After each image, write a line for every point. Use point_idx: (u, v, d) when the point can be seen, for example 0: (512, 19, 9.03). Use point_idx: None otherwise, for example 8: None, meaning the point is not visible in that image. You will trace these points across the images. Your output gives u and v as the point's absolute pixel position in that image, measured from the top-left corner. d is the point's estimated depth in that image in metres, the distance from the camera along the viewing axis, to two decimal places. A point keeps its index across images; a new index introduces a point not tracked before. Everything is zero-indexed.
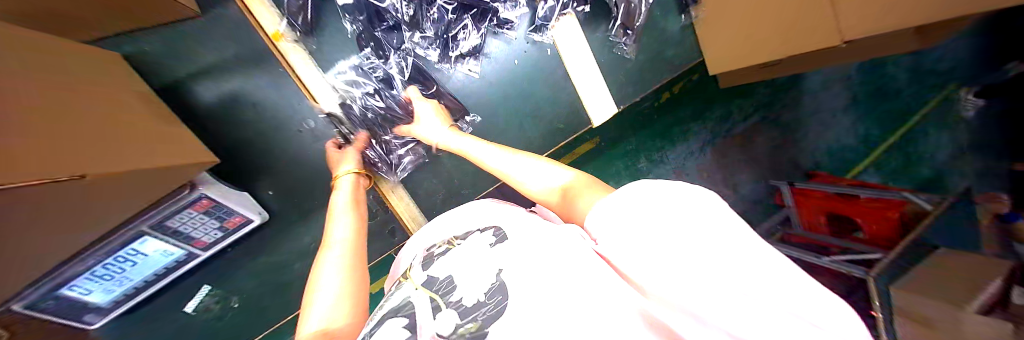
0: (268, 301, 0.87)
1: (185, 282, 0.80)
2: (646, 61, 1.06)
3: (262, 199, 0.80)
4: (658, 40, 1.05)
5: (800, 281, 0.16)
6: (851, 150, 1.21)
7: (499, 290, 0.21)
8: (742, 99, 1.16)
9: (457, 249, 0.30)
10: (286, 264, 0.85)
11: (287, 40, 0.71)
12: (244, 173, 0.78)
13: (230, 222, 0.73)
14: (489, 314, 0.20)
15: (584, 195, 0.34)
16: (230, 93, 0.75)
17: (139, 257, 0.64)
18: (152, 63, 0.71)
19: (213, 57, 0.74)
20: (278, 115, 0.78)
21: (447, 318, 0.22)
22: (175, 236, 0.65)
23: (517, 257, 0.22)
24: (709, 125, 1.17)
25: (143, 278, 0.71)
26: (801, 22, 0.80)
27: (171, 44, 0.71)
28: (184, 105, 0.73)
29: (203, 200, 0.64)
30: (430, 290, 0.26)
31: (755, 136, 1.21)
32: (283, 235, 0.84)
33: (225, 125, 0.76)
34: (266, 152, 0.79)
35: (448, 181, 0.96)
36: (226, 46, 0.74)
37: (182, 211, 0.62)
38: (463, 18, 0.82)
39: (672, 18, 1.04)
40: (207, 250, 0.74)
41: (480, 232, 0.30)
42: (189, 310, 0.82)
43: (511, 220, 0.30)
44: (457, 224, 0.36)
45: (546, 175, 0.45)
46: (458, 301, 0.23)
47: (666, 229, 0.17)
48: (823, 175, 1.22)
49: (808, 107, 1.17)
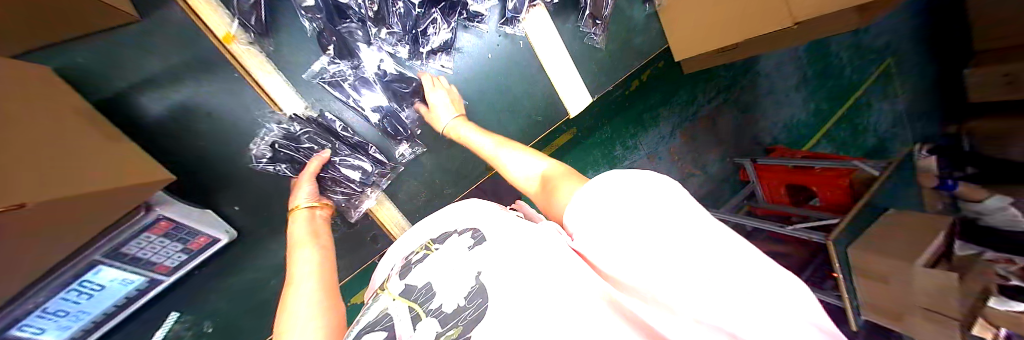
0: (244, 319, 0.87)
1: (149, 313, 0.76)
2: (617, 50, 1.07)
3: (227, 214, 0.77)
4: (625, 27, 1.06)
5: (770, 270, 0.17)
6: (804, 123, 1.51)
7: (480, 292, 0.22)
8: (707, 82, 1.27)
9: (435, 253, 0.33)
10: (264, 280, 0.86)
11: (244, 43, 0.69)
12: (205, 189, 0.74)
13: (196, 243, 0.70)
14: (472, 318, 0.20)
15: (562, 185, 0.34)
16: (182, 103, 0.70)
17: (94, 290, 0.59)
18: (87, 75, 0.63)
19: (159, 65, 0.67)
20: (239, 126, 0.75)
21: (428, 325, 0.24)
22: (134, 263, 0.62)
23: (497, 258, 0.23)
24: (675, 109, 1.26)
25: (103, 311, 0.65)
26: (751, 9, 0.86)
27: (106, 53, 0.64)
28: (131, 119, 0.66)
29: (161, 221, 0.61)
30: (410, 298, 0.29)
31: (718, 117, 1.34)
32: (256, 249, 0.83)
33: (181, 139, 0.71)
34: (229, 164, 0.75)
35: (430, 182, 0.95)
36: (172, 53, 0.68)
37: (138, 235, 0.59)
38: (431, 12, 0.80)
39: (637, 5, 1.06)
40: (173, 274, 0.71)
41: (457, 235, 0.33)
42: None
43: (487, 221, 0.31)
44: (444, 223, 0.39)
45: (527, 164, 0.47)
46: (438, 308, 0.25)
47: (638, 221, 0.18)
48: (783, 149, 1.41)
49: (762, 89, 1.37)
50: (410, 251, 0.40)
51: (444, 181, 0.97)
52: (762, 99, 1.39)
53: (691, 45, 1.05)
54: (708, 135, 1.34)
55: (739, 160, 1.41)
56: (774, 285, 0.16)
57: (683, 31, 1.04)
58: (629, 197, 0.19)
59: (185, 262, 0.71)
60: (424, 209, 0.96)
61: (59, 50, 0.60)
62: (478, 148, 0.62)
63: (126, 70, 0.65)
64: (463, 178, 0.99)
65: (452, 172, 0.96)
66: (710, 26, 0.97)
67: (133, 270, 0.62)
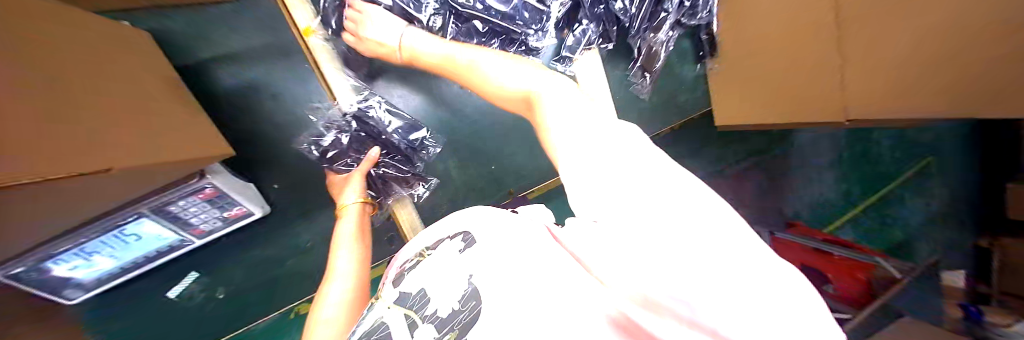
0: (252, 292, 0.92)
1: (173, 267, 0.86)
2: (660, 103, 1.11)
3: (265, 190, 0.86)
4: (673, 84, 1.10)
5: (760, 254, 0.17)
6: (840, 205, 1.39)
7: (472, 297, 0.23)
8: (738, 144, 1.23)
9: (426, 260, 0.35)
10: (281, 259, 0.92)
11: (319, 40, 0.77)
12: (253, 162, 0.84)
13: (231, 213, 0.79)
14: (465, 322, 0.21)
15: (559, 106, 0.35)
16: (249, 81, 0.82)
17: (134, 238, 0.69)
18: (172, 36, 0.79)
19: (241, 44, 0.81)
20: (293, 110, 0.85)
21: (425, 331, 0.26)
22: (172, 220, 0.70)
23: (489, 258, 0.24)
24: (701, 164, 1.21)
25: (134, 259, 0.75)
26: (799, 92, 0.84)
27: (193, 23, 0.80)
28: (202, 82, 0.80)
29: (208, 189, 0.69)
30: (405, 305, 0.31)
31: (746, 179, 1.28)
32: (280, 229, 0.90)
33: (246, 111, 0.83)
34: (278, 144, 0.85)
35: (453, 195, 0.99)
36: (258, 36, 0.82)
37: (186, 197, 0.67)
38: (492, 42, 0.88)
39: (684, 64, 1.10)
40: (202, 237, 0.81)
41: (449, 240, 0.35)
42: (171, 296, 0.87)
43: (478, 223, 0.32)
44: (447, 227, 0.38)
45: (528, 77, 0.49)
46: (433, 314, 0.26)
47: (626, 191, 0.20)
48: (802, 224, 1.30)
49: (796, 163, 1.30)
50: (407, 259, 0.42)
51: (467, 195, 1.00)
52: (797, 171, 1.31)
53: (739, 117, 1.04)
54: (736, 199, 1.28)
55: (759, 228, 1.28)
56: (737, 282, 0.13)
57: (733, 101, 1.03)
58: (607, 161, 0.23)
59: (217, 228, 0.81)
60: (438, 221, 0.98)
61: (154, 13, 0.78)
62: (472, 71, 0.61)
63: (208, 41, 0.80)
64: (485, 198, 1.01)
65: (477, 190, 1.00)
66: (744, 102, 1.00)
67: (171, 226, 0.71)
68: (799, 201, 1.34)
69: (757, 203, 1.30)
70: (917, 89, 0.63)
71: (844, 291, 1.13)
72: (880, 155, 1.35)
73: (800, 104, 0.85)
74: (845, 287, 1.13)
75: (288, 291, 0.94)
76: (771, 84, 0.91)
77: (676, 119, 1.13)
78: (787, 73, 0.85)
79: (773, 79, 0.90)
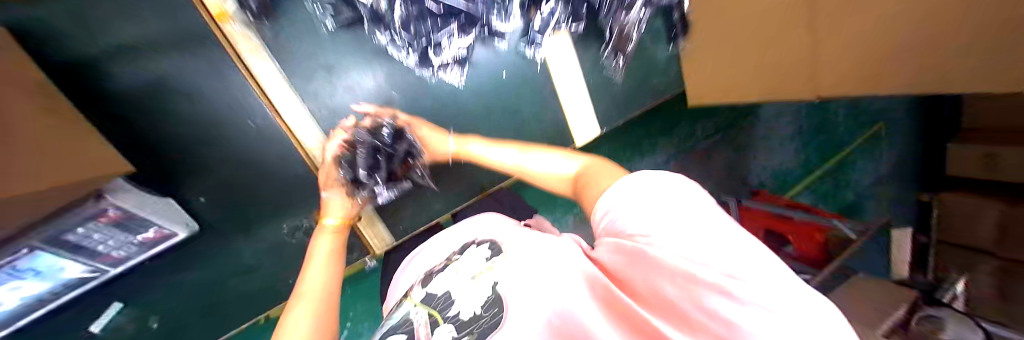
0: (194, 319, 0.81)
1: (94, 298, 0.70)
2: (633, 86, 1.14)
3: (191, 206, 0.73)
4: (645, 66, 1.13)
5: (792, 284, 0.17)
6: (790, 173, 1.50)
7: (494, 303, 0.26)
8: (708, 118, 1.34)
9: (454, 264, 0.37)
10: (223, 279, 0.81)
11: (237, 28, 0.71)
12: (171, 173, 0.70)
13: (150, 236, 0.68)
14: (485, 326, 0.25)
15: (598, 178, 0.36)
16: (156, 79, 0.66)
17: (34, 272, 0.55)
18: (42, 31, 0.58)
19: (129, 33, 0.64)
20: (223, 109, 0.72)
21: (445, 331, 0.28)
22: (77, 251, 0.58)
23: (510, 271, 0.27)
24: (675, 142, 1.32)
25: (37, 296, 0.60)
26: (774, 71, 0.99)
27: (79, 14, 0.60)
28: (88, 85, 0.62)
29: (111, 211, 0.58)
30: (430, 306, 0.32)
31: (714, 154, 1.40)
32: (216, 249, 0.78)
33: (152, 116, 0.67)
34: (206, 150, 0.72)
35: (419, 196, 0.94)
36: (155, 21, 0.65)
37: (86, 223, 0.55)
38: (448, 25, 0.82)
39: (661, 45, 1.13)
40: (117, 265, 0.68)
41: (475, 246, 0.38)
42: (94, 331, 0.72)
43: (503, 234, 0.36)
44: (468, 234, 0.43)
45: (558, 164, 0.51)
46: (455, 315, 0.29)
47: (664, 216, 0.20)
48: (766, 193, 1.44)
49: (764, 134, 1.45)
50: (433, 263, 0.41)
51: (434, 195, 0.96)
52: (757, 143, 1.45)
53: (717, 92, 1.18)
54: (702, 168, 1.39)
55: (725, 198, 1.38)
56: (757, 268, 0.16)
57: (711, 82, 1.17)
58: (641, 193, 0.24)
59: (134, 254, 0.69)
60: (405, 224, 0.94)
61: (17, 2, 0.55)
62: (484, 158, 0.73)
63: (96, 35, 0.62)
64: (456, 195, 0.98)
65: (447, 188, 0.96)
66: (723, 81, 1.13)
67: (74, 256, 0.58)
68: (768, 171, 1.50)
69: (725, 173, 1.44)
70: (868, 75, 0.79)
71: (802, 251, 1.27)
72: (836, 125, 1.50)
73: (779, 82, 1.00)
74: (804, 248, 1.26)
75: (235, 314, 0.84)
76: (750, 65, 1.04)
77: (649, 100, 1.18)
78: (767, 54, 0.98)
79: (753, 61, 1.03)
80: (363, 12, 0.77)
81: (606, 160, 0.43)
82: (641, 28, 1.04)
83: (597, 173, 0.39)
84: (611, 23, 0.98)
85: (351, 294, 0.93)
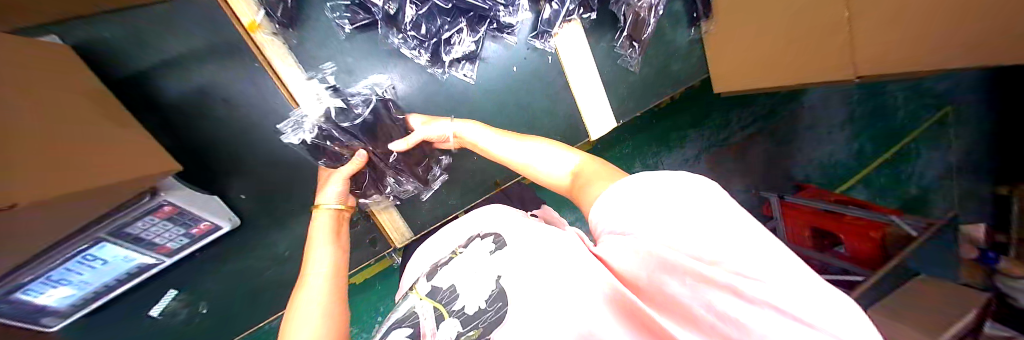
0: (237, 306, 0.87)
1: (152, 285, 0.77)
2: (652, 74, 1.09)
3: (234, 202, 0.79)
4: (663, 53, 1.08)
5: (818, 291, 0.15)
6: (845, 164, 1.40)
7: (499, 297, 0.26)
8: (743, 109, 1.28)
9: (459, 257, 0.37)
10: (258, 270, 0.86)
11: (268, 34, 0.72)
12: (211, 175, 0.75)
13: (197, 229, 0.72)
14: (492, 320, 0.25)
15: (595, 183, 0.35)
16: (198, 88, 0.71)
17: (100, 260, 0.60)
18: (109, 49, 0.64)
19: (179, 49, 0.68)
20: (253, 113, 0.76)
21: (450, 326, 0.28)
22: (137, 243, 0.63)
23: (512, 265, 0.28)
24: (705, 134, 1.26)
25: (106, 283, 0.68)
26: (814, 51, 0.93)
27: (131, 32, 0.65)
28: (148, 97, 0.68)
29: (166, 206, 0.62)
30: (435, 299, 0.33)
31: (751, 146, 1.32)
32: (250, 242, 0.83)
33: (193, 123, 0.72)
34: (238, 152, 0.76)
35: (436, 192, 0.95)
36: (194, 35, 0.69)
37: (144, 217, 0.60)
38: (458, 22, 0.83)
39: (683, 30, 1.08)
40: (173, 256, 0.74)
41: (479, 239, 0.37)
42: (154, 315, 0.79)
43: (508, 227, 0.35)
44: (474, 226, 0.42)
45: (557, 161, 0.50)
46: (461, 310, 0.29)
47: (669, 216, 0.18)
48: (812, 187, 1.37)
49: (808, 122, 1.35)
50: (439, 255, 0.42)
51: (451, 189, 0.97)
52: (801, 131, 1.35)
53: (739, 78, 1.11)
54: (738, 163, 1.32)
55: (764, 193, 1.35)
56: (774, 268, 0.14)
57: (735, 70, 1.10)
58: (648, 194, 0.21)
59: (184, 245, 0.73)
60: (423, 219, 0.96)
61: (89, 21, 0.62)
62: (485, 149, 0.67)
63: (144, 50, 0.67)
64: (472, 190, 0.99)
65: (463, 183, 0.97)
66: (753, 67, 1.07)
67: (127, 249, 0.63)
68: (810, 163, 1.39)
69: (763, 167, 1.34)
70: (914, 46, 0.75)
71: (858, 250, 1.18)
72: (894, 109, 1.35)
73: (819, 63, 0.93)
74: (856, 245, 1.18)
75: (271, 302, 0.90)
76: (784, 46, 0.98)
77: (672, 90, 1.13)
78: (804, 32, 0.92)
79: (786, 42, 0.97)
80: (378, 16, 0.76)
81: (603, 161, 0.43)
82: (658, 14, 1.00)
83: (591, 182, 0.37)
84: (624, 11, 0.96)
85: (381, 288, 1.01)
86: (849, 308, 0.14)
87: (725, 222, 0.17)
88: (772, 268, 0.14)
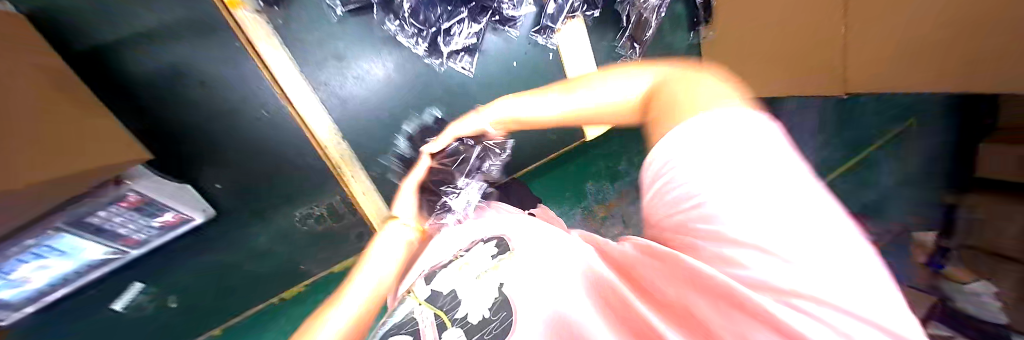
0: (204, 303, 0.79)
1: (118, 277, 0.73)
2: None
3: (211, 192, 0.75)
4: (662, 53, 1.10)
5: (884, 295, 0.16)
6: None
7: (504, 306, 0.27)
8: None
9: (461, 261, 0.37)
10: (233, 264, 0.80)
11: (250, 12, 0.70)
12: (187, 160, 0.72)
13: (164, 221, 0.70)
14: (496, 330, 0.25)
15: (694, 87, 0.30)
16: (172, 67, 0.68)
17: (56, 251, 0.58)
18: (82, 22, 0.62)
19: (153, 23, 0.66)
20: (232, 97, 0.72)
21: (452, 333, 0.29)
22: (100, 234, 0.62)
23: (515, 273, 0.29)
24: None
25: (71, 272, 0.66)
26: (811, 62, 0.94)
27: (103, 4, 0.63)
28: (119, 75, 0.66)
29: (131, 196, 0.61)
30: (435, 305, 0.33)
31: None
32: (227, 233, 0.79)
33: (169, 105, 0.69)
34: (219, 136, 0.73)
35: None
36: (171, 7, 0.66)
37: (105, 206, 0.58)
38: (459, 11, 0.82)
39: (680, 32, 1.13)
40: (140, 247, 0.72)
41: (482, 244, 0.39)
42: (118, 309, 0.74)
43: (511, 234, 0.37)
44: (477, 230, 0.44)
45: (617, 85, 0.42)
46: (462, 318, 0.29)
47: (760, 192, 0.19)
48: None
49: None
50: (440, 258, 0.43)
51: None
52: None
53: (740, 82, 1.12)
54: None
55: None
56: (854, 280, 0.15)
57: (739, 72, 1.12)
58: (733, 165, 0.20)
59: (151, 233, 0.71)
60: None
61: None
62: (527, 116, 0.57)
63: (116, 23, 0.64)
64: None
65: None
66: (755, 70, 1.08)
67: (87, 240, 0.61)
68: None
69: None
70: (902, 66, 0.76)
71: None
72: None
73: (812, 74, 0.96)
74: None
75: (239, 302, 0.81)
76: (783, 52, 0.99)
77: None
78: (802, 42, 0.94)
79: (786, 49, 0.98)
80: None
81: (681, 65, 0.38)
82: (659, 17, 1.03)
83: (691, 83, 0.31)
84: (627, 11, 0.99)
85: None
86: (902, 313, 0.16)
87: (790, 212, 0.18)
88: (820, 261, 0.16)
